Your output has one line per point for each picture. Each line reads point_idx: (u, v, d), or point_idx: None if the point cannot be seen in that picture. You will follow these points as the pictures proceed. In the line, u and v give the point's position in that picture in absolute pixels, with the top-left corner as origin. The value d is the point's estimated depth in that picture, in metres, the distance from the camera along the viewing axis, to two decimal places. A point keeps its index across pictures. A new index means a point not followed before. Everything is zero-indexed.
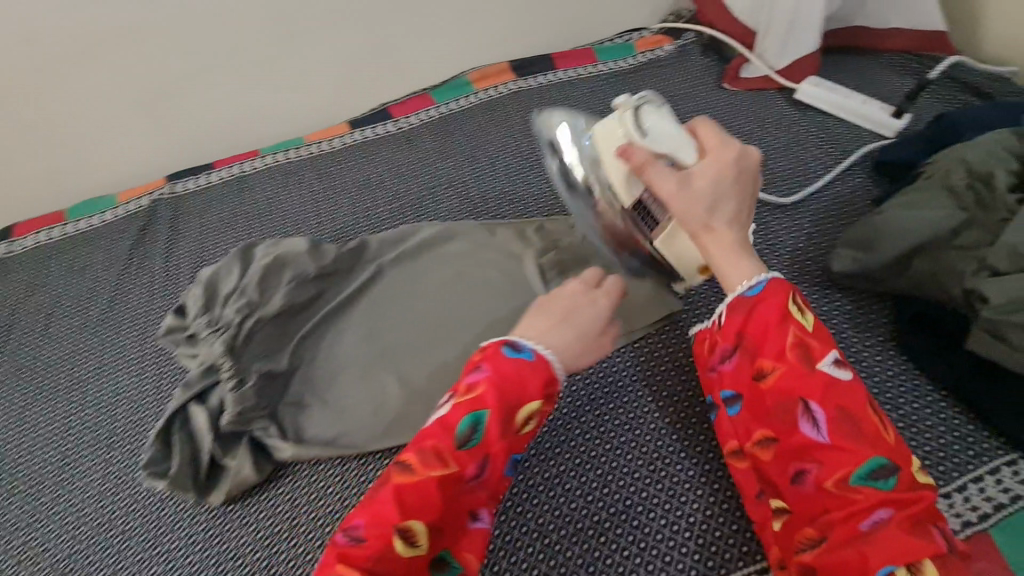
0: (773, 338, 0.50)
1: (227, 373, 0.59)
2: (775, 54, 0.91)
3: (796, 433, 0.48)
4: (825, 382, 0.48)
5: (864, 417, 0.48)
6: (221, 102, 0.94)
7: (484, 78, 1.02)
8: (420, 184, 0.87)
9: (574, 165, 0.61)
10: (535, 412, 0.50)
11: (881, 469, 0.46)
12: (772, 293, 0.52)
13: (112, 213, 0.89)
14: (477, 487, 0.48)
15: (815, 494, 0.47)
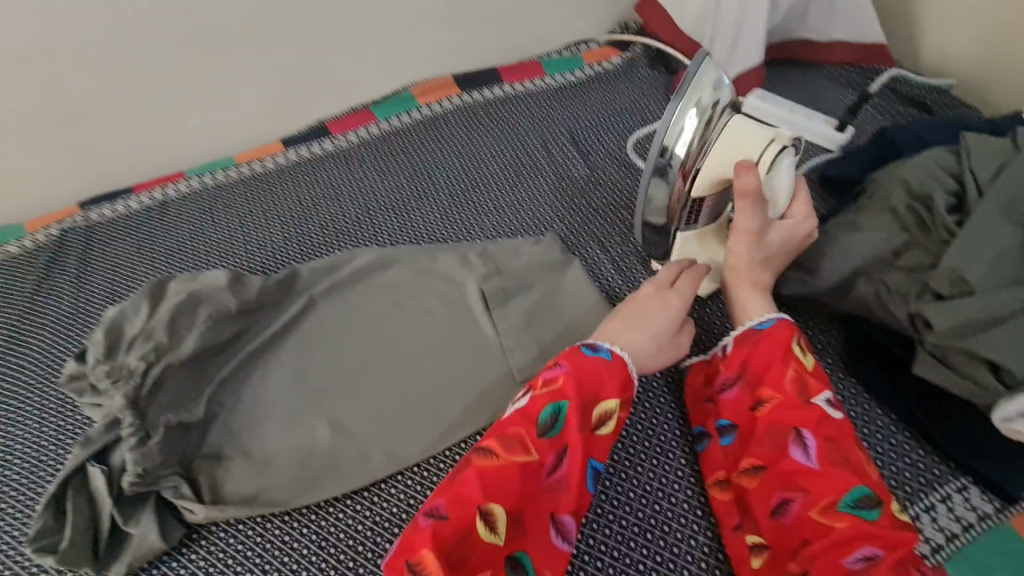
0: (775, 366, 0.53)
1: (128, 430, 0.53)
2: (720, 66, 0.90)
3: (786, 458, 0.50)
4: (819, 413, 0.50)
5: (853, 452, 0.49)
6: (139, 121, 0.87)
7: (428, 91, 0.99)
8: (357, 206, 0.82)
9: (674, 140, 0.54)
10: (613, 411, 0.53)
11: (865, 499, 0.47)
12: (778, 331, 0.55)
13: (17, 244, 0.81)
14: (553, 480, 0.50)
15: (797, 525, 0.48)
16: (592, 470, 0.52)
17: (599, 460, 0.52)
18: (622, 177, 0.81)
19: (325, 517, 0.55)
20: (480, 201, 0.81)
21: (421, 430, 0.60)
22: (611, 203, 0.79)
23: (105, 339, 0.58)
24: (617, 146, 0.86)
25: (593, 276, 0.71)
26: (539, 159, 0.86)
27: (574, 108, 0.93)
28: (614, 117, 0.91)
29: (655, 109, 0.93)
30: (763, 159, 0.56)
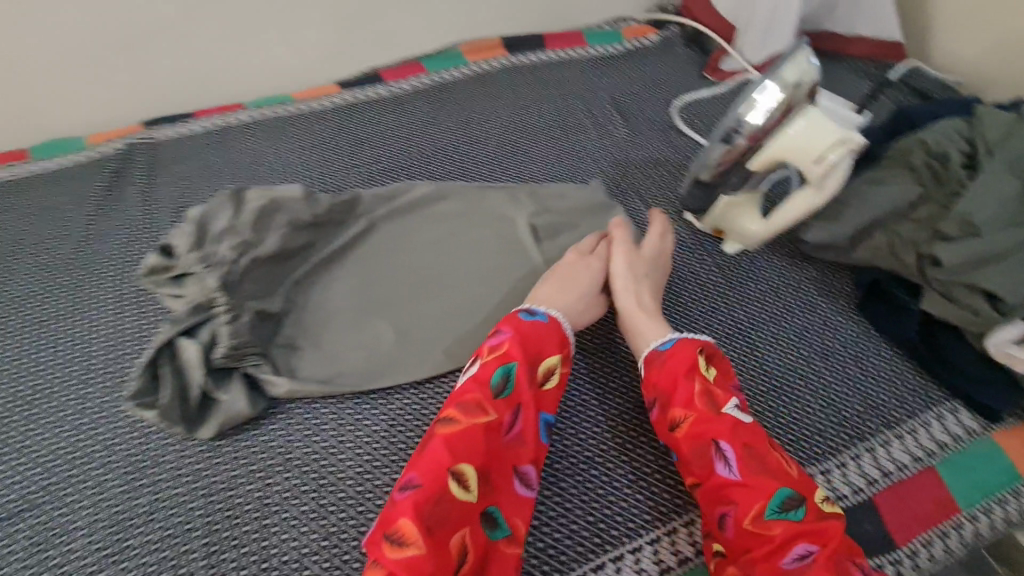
0: (682, 384, 0.54)
1: (222, 308, 0.59)
2: (753, 49, 0.98)
3: (713, 475, 0.50)
4: (732, 423, 0.51)
5: (770, 455, 0.50)
6: (205, 51, 0.91)
7: (475, 52, 1.04)
8: (411, 146, 0.88)
9: (748, 115, 0.59)
10: (556, 365, 0.57)
11: (790, 501, 0.47)
12: (682, 347, 0.56)
13: (82, 154, 0.84)
14: (509, 437, 0.52)
15: (737, 539, 0.48)
16: (543, 423, 0.55)
17: (548, 411, 0.56)
18: (658, 139, 0.88)
19: (393, 402, 0.61)
20: (527, 150, 0.87)
21: (476, 337, 0.65)
22: (650, 161, 0.85)
23: (195, 231, 0.63)
24: (654, 112, 0.93)
25: (635, 223, 0.77)
26: (581, 118, 0.92)
27: (614, 77, 1.00)
28: (651, 87, 0.98)
29: (690, 83, 0.99)
30: (828, 157, 0.58)
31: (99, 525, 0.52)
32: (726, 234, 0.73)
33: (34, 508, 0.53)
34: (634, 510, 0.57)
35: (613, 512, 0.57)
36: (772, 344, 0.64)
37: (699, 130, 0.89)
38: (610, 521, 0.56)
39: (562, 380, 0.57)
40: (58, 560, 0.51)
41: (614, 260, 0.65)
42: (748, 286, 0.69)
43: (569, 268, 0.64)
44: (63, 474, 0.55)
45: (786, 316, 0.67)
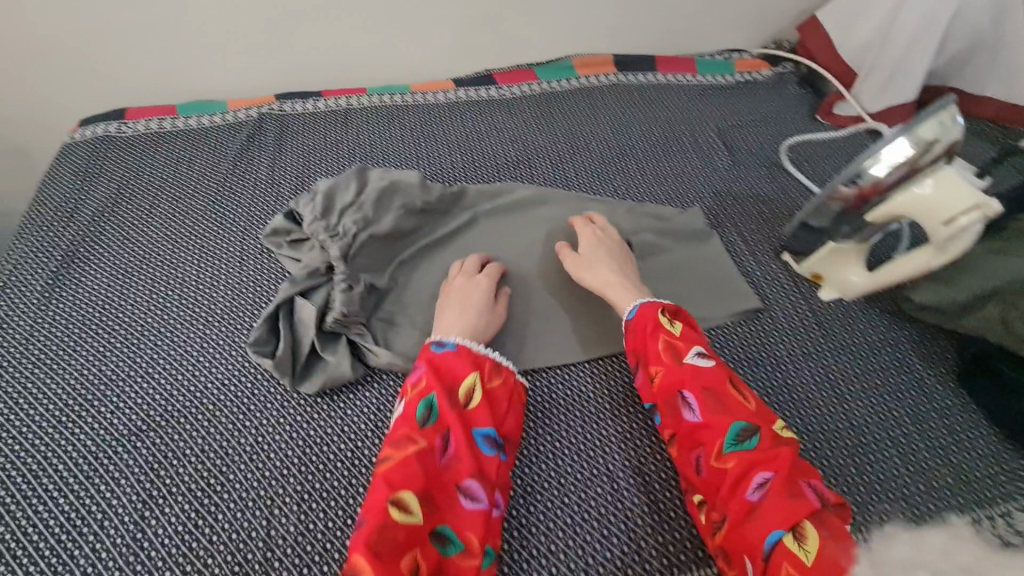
0: (650, 343, 0.60)
1: (340, 276, 0.65)
2: (869, 98, 0.95)
3: (682, 423, 0.55)
4: (691, 372, 0.56)
5: (728, 394, 0.54)
6: (340, 36, 0.98)
7: (586, 65, 1.06)
8: (516, 150, 0.91)
9: (875, 163, 0.59)
10: (475, 385, 0.58)
11: (745, 433, 0.51)
12: (645, 312, 0.62)
13: (222, 116, 0.93)
14: (445, 460, 0.53)
15: (709, 478, 0.52)
16: (484, 438, 0.55)
17: (484, 427, 0.55)
18: (761, 175, 0.88)
19: None
20: (627, 169, 0.89)
21: (562, 343, 0.68)
22: (752, 197, 0.84)
23: (323, 203, 0.70)
24: (759, 147, 0.92)
25: (730, 255, 0.77)
26: (684, 144, 0.93)
27: (722, 107, 1.00)
28: (759, 122, 0.97)
29: (800, 122, 0.98)
30: (958, 219, 0.57)
31: (207, 455, 0.57)
32: (824, 280, 0.72)
33: (156, 429, 0.59)
34: (691, 545, 0.53)
35: (668, 541, 0.54)
36: (861, 402, 0.63)
37: (805, 171, 0.88)
38: (664, 551, 0.53)
39: (487, 396, 0.58)
40: (169, 479, 0.56)
41: (580, 249, 0.72)
42: (843, 339, 0.69)
43: (460, 286, 0.67)
44: (182, 403, 0.61)
45: (878, 376, 0.66)
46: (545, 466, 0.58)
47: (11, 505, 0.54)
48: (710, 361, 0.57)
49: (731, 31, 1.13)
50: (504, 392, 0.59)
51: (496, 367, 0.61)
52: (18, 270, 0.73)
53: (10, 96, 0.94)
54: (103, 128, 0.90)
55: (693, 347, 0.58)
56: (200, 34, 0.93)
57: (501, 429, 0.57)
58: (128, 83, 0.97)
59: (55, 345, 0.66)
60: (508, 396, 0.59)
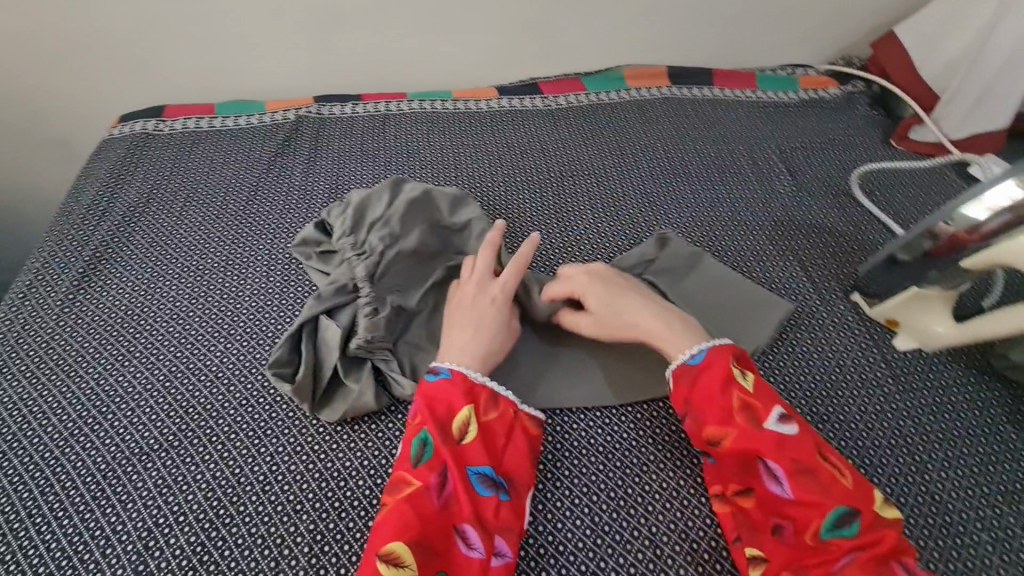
0: (718, 398, 0.53)
1: (365, 299, 0.61)
2: (953, 124, 0.87)
3: (764, 494, 0.50)
4: (775, 440, 0.50)
5: (823, 470, 0.49)
6: (382, 39, 0.95)
7: (637, 77, 1.00)
8: (560, 164, 0.86)
9: (974, 201, 0.55)
10: (469, 417, 0.53)
11: (842, 516, 0.47)
12: (712, 359, 0.54)
13: (258, 117, 0.90)
14: (440, 502, 0.49)
15: (793, 556, 0.47)
16: (479, 476, 0.51)
17: (478, 464, 0.51)
18: (827, 204, 0.80)
19: None
20: (678, 191, 0.83)
21: (602, 379, 0.62)
22: (817, 228, 0.77)
23: (353, 217, 0.66)
24: (825, 173, 0.85)
25: (792, 291, 0.70)
26: (742, 166, 0.86)
27: (784, 127, 0.93)
28: (824, 145, 0.89)
29: (871, 147, 0.90)
30: None
31: (219, 483, 0.55)
32: (900, 326, 0.65)
33: (167, 450, 0.57)
34: None
35: None
36: (939, 471, 0.56)
37: (878, 202, 0.80)
38: None
39: (483, 429, 0.53)
40: (177, 507, 0.54)
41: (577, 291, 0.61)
42: (920, 395, 0.61)
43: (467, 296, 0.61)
44: (197, 423, 0.59)
45: (960, 442, 0.58)
46: (580, 522, 0.53)
47: (18, 524, 0.53)
48: (792, 424, 0.51)
49: (794, 46, 1.06)
50: (502, 425, 0.54)
51: (493, 396, 0.55)
52: (45, 270, 0.72)
53: (54, 90, 0.94)
54: (141, 126, 0.89)
55: (774, 411, 0.51)
56: (243, 33, 0.91)
57: (500, 464, 0.53)
58: (170, 80, 0.96)
59: (74, 353, 0.64)
60: (507, 428, 0.54)
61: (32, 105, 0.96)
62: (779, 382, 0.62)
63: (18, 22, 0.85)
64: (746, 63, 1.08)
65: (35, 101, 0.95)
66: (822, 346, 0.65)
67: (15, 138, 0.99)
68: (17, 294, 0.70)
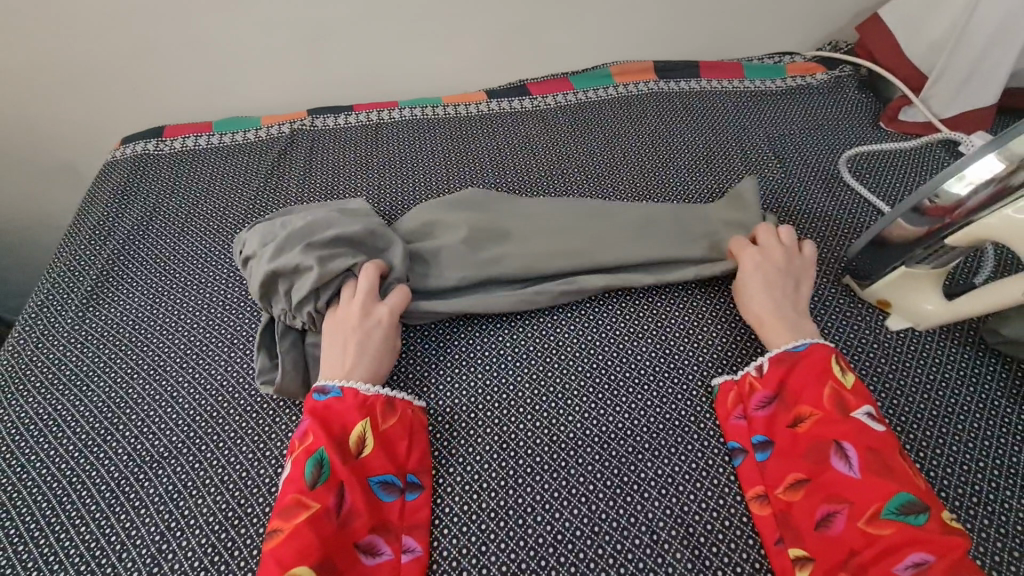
0: (812, 385, 0.56)
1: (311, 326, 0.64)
2: (940, 103, 0.87)
3: (830, 472, 0.51)
4: (859, 426, 0.52)
5: (897, 464, 0.50)
6: (373, 49, 0.97)
7: (625, 73, 1.01)
8: (550, 163, 0.87)
9: (955, 173, 0.55)
10: (366, 430, 0.55)
11: (910, 505, 0.47)
12: (816, 352, 0.58)
13: (255, 132, 0.92)
14: (339, 521, 0.50)
15: (843, 539, 0.48)
16: (379, 484, 0.54)
17: (377, 475, 0.54)
18: (816, 189, 0.81)
19: (505, 424, 0.60)
20: (667, 183, 0.83)
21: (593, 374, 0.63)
22: (806, 213, 0.77)
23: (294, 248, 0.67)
24: (814, 158, 0.85)
25: None
26: (731, 156, 0.87)
27: (772, 115, 0.93)
28: (813, 130, 0.90)
29: (859, 130, 0.90)
30: None
31: (226, 487, 0.57)
32: (892, 307, 0.65)
33: (176, 458, 0.59)
34: None
35: None
36: (933, 449, 0.56)
37: (868, 185, 0.80)
38: None
39: (381, 439, 0.56)
40: (189, 511, 0.55)
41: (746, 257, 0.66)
42: (913, 375, 0.61)
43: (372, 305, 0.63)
44: (204, 430, 0.61)
45: (955, 418, 0.58)
46: (577, 510, 0.55)
47: (38, 534, 0.55)
48: (880, 423, 0.53)
49: (781, 34, 1.07)
50: (402, 429, 0.57)
51: (387, 403, 0.58)
52: (55, 290, 0.74)
53: (59, 116, 0.97)
54: (143, 146, 0.91)
55: (866, 406, 0.53)
56: (238, 53, 0.94)
57: (403, 467, 0.56)
58: (168, 101, 0.99)
59: (86, 367, 0.67)
60: (406, 430, 0.57)
61: (37, 132, 0.99)
62: None
63: (21, 52, 0.88)
64: (735, 53, 1.09)
65: (40, 128, 0.98)
66: None
67: (23, 165, 1.02)
68: (30, 314, 0.72)
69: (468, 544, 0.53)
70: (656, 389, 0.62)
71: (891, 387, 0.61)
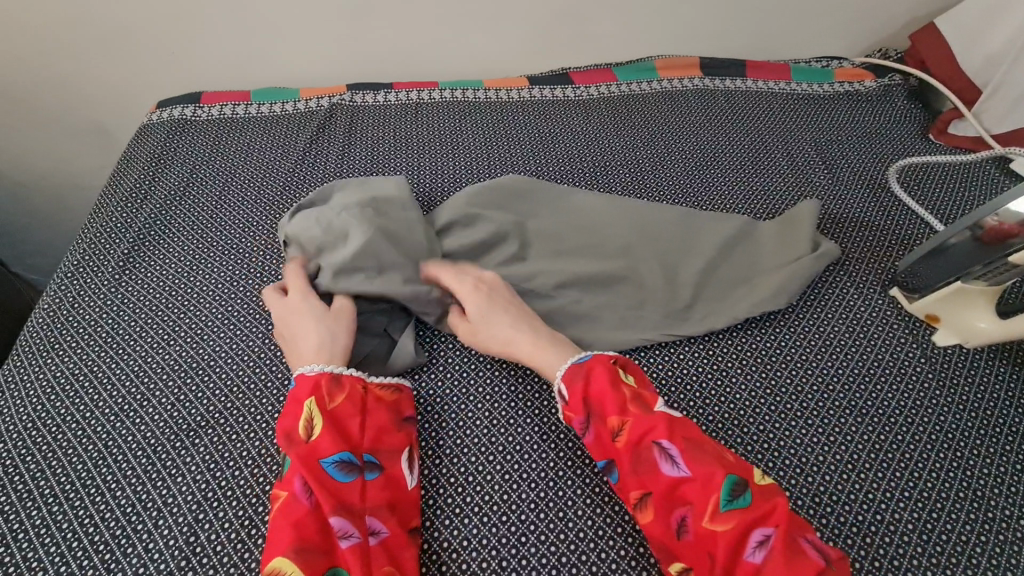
0: (609, 393, 0.53)
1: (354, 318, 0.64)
2: (994, 118, 0.85)
3: (661, 480, 0.49)
4: (662, 420, 0.51)
5: (708, 447, 0.50)
6: (416, 28, 0.96)
7: (669, 68, 0.99)
8: (591, 154, 0.86)
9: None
10: (313, 412, 0.53)
11: (735, 487, 0.47)
12: (596, 362, 0.56)
13: (293, 105, 0.91)
14: (310, 502, 0.48)
15: (700, 542, 0.46)
16: (337, 464, 0.51)
17: (331, 454, 0.51)
18: (863, 198, 0.79)
19: (546, 416, 0.60)
20: (710, 182, 0.82)
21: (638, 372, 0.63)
22: (853, 222, 0.76)
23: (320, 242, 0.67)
24: (862, 167, 0.84)
25: (823, 281, 0.70)
26: (776, 159, 0.85)
27: (819, 120, 0.92)
28: (860, 138, 0.88)
29: (908, 141, 0.88)
30: None
31: (265, 460, 0.56)
32: (941, 322, 0.64)
33: (213, 428, 0.59)
34: None
35: None
36: (979, 467, 0.56)
37: (916, 197, 0.79)
38: None
39: (331, 416, 0.53)
40: (227, 482, 0.55)
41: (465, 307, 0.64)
42: (960, 392, 0.61)
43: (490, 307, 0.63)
44: (241, 402, 0.60)
45: (1001, 437, 0.58)
46: (619, 507, 0.54)
47: (75, 495, 0.55)
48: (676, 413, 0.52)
49: (830, 39, 1.05)
50: (351, 405, 0.55)
51: (334, 380, 0.55)
52: (92, 251, 0.74)
53: (94, 76, 0.96)
54: (180, 112, 0.90)
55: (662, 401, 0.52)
56: (282, 23, 0.92)
57: (360, 446, 0.53)
58: (205, 67, 0.97)
59: (120, 331, 0.66)
60: (356, 406, 0.55)
61: (71, 92, 0.97)
62: (815, 376, 0.62)
63: (61, 8, 0.86)
64: (781, 55, 1.07)
65: (75, 87, 0.97)
66: (859, 341, 0.65)
67: (52, 124, 1.01)
68: (64, 275, 0.72)
69: (508, 535, 0.52)
70: (702, 390, 0.61)
71: (939, 404, 0.60)
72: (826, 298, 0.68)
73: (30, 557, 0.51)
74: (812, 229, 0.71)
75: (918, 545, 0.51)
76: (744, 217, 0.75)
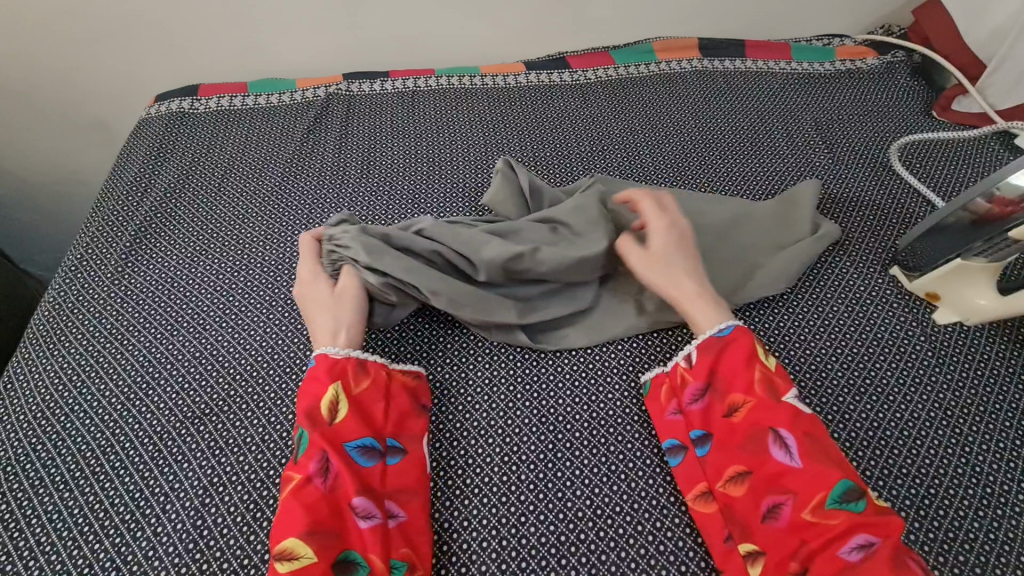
0: (741, 371, 0.55)
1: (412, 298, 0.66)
2: (999, 93, 0.83)
3: (771, 461, 0.50)
4: (790, 410, 0.51)
5: (829, 449, 0.50)
6: (411, 15, 0.95)
7: (668, 49, 0.98)
8: (590, 139, 0.86)
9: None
10: (338, 395, 0.54)
11: (850, 491, 0.47)
12: (740, 336, 0.57)
13: (290, 95, 0.91)
14: (326, 485, 0.49)
15: (790, 530, 0.47)
16: (358, 450, 0.52)
17: (354, 437, 0.52)
18: (864, 177, 0.79)
19: (545, 399, 0.60)
20: (709, 164, 0.82)
21: (635, 355, 0.64)
22: (854, 201, 0.76)
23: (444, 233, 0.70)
24: (863, 146, 0.83)
25: (819, 259, 0.70)
26: (777, 140, 0.85)
27: (819, 99, 0.90)
28: (861, 116, 0.87)
29: (911, 120, 0.87)
30: None
31: (269, 446, 0.57)
32: (941, 300, 0.64)
33: (217, 414, 0.60)
34: None
35: None
36: (981, 445, 0.56)
37: (918, 176, 0.78)
38: None
39: (355, 401, 0.54)
40: (232, 468, 0.56)
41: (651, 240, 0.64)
42: (960, 370, 0.60)
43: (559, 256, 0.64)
44: (245, 389, 0.61)
45: (1002, 414, 0.58)
46: (617, 487, 0.55)
47: (83, 481, 0.56)
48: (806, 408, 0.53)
49: (832, 15, 1.03)
50: (375, 391, 0.56)
51: (360, 364, 0.57)
52: (95, 243, 0.75)
53: (91, 70, 0.96)
54: (177, 104, 0.90)
55: (794, 390, 0.53)
56: (276, 13, 0.92)
57: (382, 431, 0.54)
58: (202, 59, 0.97)
59: (125, 322, 0.67)
60: (382, 391, 0.56)
61: (72, 88, 0.98)
62: (814, 355, 0.62)
63: (57, 3, 0.87)
64: (782, 34, 1.05)
65: (76, 84, 0.97)
66: (858, 319, 0.65)
67: (55, 122, 1.02)
68: (69, 268, 0.73)
69: (509, 515, 0.53)
70: None
71: (940, 381, 0.60)
72: (825, 280, 0.68)
73: (44, 542, 0.52)
74: (812, 210, 0.71)
75: (917, 521, 0.52)
76: (740, 199, 0.74)
